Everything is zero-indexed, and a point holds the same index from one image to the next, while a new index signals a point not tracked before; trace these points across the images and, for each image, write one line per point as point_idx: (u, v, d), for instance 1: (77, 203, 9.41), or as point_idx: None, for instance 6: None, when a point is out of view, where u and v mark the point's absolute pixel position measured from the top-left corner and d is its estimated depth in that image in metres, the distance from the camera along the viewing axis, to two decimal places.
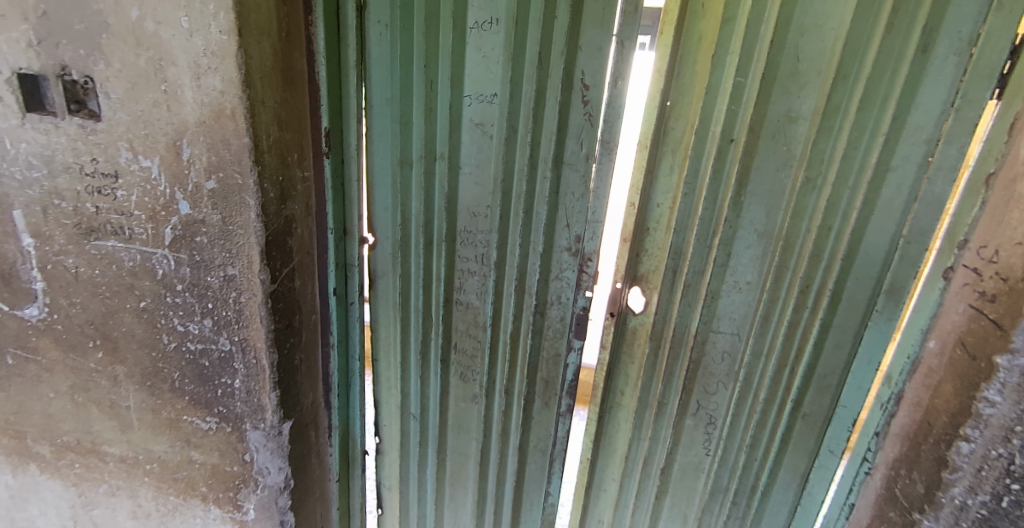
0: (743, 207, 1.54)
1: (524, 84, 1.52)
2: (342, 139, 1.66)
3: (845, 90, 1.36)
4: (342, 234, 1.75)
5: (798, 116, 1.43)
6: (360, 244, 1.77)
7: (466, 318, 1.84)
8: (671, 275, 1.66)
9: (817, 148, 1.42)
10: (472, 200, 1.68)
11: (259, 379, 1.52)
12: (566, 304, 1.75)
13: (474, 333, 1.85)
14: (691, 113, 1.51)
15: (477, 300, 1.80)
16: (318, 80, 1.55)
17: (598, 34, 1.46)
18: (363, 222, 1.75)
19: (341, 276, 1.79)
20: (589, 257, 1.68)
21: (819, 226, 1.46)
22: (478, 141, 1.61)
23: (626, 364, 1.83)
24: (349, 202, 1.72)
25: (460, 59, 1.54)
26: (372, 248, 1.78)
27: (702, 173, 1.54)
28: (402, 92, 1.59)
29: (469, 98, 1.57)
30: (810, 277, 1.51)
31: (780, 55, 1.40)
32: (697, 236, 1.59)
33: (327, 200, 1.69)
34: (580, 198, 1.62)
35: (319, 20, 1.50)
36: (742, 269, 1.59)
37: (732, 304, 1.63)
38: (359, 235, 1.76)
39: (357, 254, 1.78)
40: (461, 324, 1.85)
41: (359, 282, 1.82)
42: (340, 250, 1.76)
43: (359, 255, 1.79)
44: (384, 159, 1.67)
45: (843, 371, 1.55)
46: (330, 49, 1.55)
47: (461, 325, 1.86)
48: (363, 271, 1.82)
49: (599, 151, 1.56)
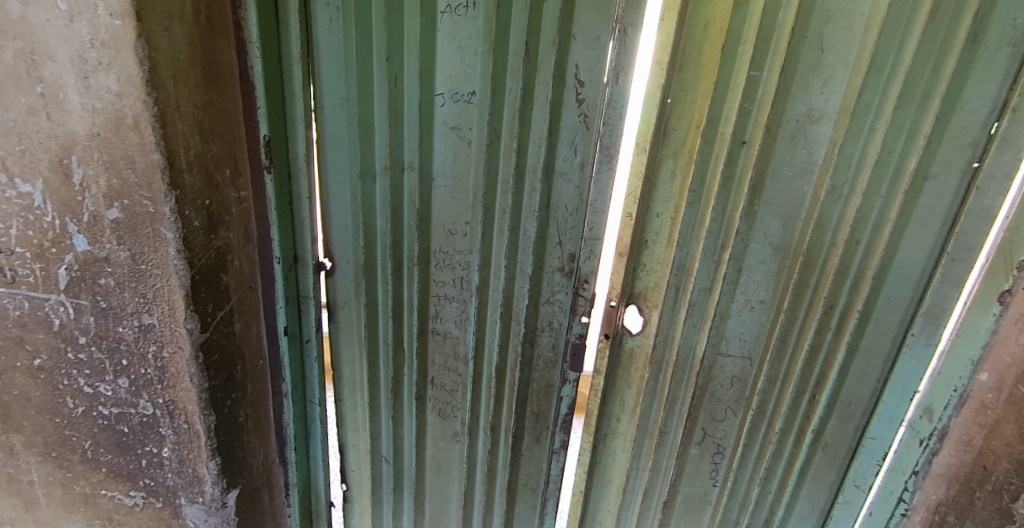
0: (756, 218, 1.35)
1: (508, 81, 1.28)
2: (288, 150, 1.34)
3: (877, 86, 1.19)
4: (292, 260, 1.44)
5: (821, 115, 1.24)
6: (316, 270, 1.48)
7: (444, 350, 1.61)
8: (674, 294, 1.46)
9: (843, 151, 1.25)
10: (448, 216, 1.43)
11: (193, 447, 1.24)
12: (559, 330, 1.54)
13: (454, 367, 1.62)
14: (698, 112, 1.30)
15: (457, 329, 1.57)
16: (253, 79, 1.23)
17: (594, 20, 1.23)
18: (319, 247, 1.46)
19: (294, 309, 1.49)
20: (585, 279, 1.48)
21: (846, 239, 1.29)
22: (453, 148, 1.36)
23: (621, 389, 1.62)
24: (301, 222, 1.41)
25: (430, 51, 1.26)
26: (330, 273, 1.49)
27: (709, 180, 1.33)
28: (359, 90, 1.28)
29: (442, 97, 1.31)
30: (835, 296, 1.34)
31: (801, 45, 1.21)
32: (704, 251, 1.40)
33: None
34: (575, 211, 1.41)
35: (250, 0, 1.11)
36: (755, 287, 1.41)
37: (743, 325, 1.45)
38: (315, 260, 1.46)
39: (312, 282, 1.48)
40: (438, 356, 1.62)
41: (315, 315, 1.52)
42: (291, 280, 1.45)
43: (313, 284, 1.49)
44: (341, 169, 1.36)
45: (870, 399, 1.38)
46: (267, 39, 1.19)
47: (437, 358, 1.62)
48: (320, 303, 1.52)
49: (598, 158, 1.35)
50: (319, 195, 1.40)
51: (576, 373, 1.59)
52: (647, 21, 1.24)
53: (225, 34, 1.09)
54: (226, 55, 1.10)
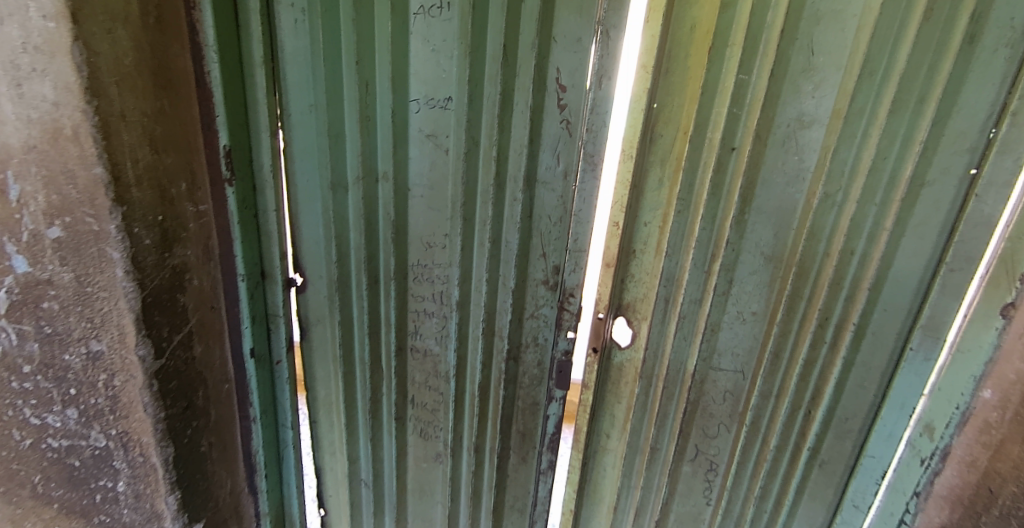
0: (746, 227, 1.30)
1: (486, 86, 1.21)
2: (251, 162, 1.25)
3: (870, 89, 1.14)
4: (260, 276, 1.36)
5: (813, 120, 1.19)
6: (286, 286, 1.39)
7: (424, 368, 1.53)
8: (663, 306, 1.40)
9: (836, 157, 1.20)
10: (426, 227, 1.36)
11: (150, 481, 1.15)
12: (544, 346, 1.48)
13: (435, 385, 1.55)
14: (686, 117, 1.24)
15: (438, 346, 1.50)
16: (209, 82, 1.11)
17: (576, 22, 1.17)
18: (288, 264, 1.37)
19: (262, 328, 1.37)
20: (571, 292, 1.41)
21: (841, 249, 1.24)
22: (429, 156, 1.29)
23: (611, 404, 1.56)
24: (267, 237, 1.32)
25: (403, 54, 1.19)
26: (301, 290, 1.41)
27: (698, 187, 1.28)
28: (328, 97, 1.20)
29: (416, 103, 1.23)
30: (829, 307, 1.28)
31: (791, 46, 1.16)
32: (693, 261, 1.34)
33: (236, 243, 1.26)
34: (559, 221, 1.34)
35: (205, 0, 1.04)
36: (747, 297, 1.36)
37: (735, 337, 1.40)
38: (284, 276, 1.38)
39: (280, 300, 1.40)
40: (418, 375, 1.54)
41: (286, 336, 1.45)
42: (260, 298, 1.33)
43: (283, 301, 1.39)
44: (310, 180, 1.28)
45: (868, 415, 1.33)
46: (223, 44, 1.09)
47: (418, 376, 1.54)
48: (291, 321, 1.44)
49: (581, 166, 1.29)
50: (287, 208, 1.31)
51: (563, 390, 1.51)
52: (631, 23, 1.18)
53: (177, 36, 1.02)
54: (180, 59, 1.04)
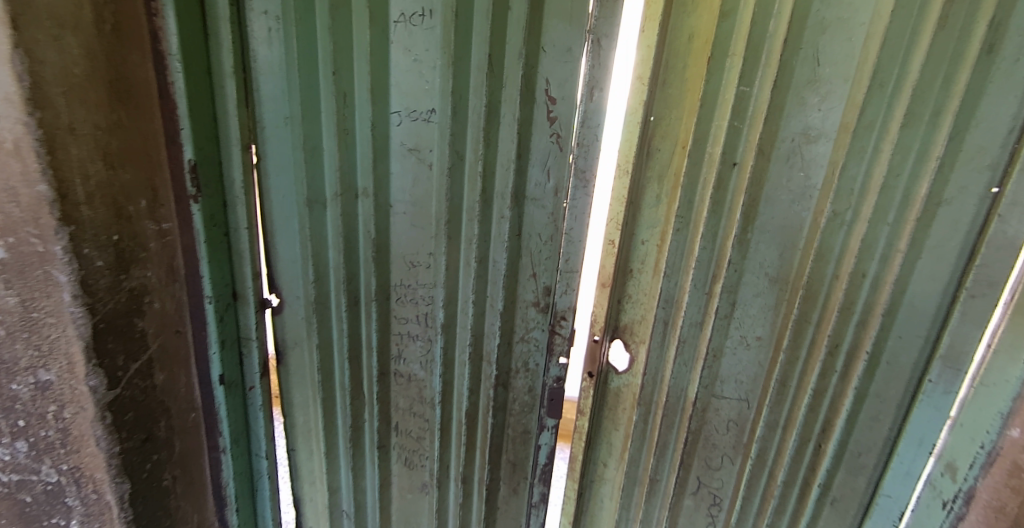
0: (749, 246, 1.24)
1: (471, 97, 1.14)
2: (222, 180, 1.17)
3: (881, 101, 1.07)
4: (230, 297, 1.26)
5: (819, 134, 1.13)
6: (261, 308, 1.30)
7: (408, 394, 1.45)
8: (662, 328, 1.37)
9: (845, 174, 1.13)
10: (409, 246, 1.29)
11: (104, 520, 1.07)
12: (535, 372, 1.39)
13: (420, 412, 1.46)
14: (684, 131, 1.20)
15: (423, 371, 1.41)
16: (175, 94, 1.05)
17: (566, 30, 1.10)
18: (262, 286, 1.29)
19: (232, 354, 1.25)
20: (562, 314, 1.33)
21: (851, 271, 1.16)
22: (412, 171, 1.22)
23: (608, 431, 1.54)
24: (238, 256, 1.23)
25: (383, 64, 1.12)
26: (276, 312, 1.33)
27: (697, 205, 1.24)
28: (304, 109, 1.14)
29: (398, 115, 1.17)
30: (840, 334, 1.20)
31: (795, 56, 1.10)
32: (693, 282, 1.30)
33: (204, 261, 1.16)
34: (549, 240, 1.27)
35: (168, 6, 1.00)
36: (750, 322, 1.30)
37: (738, 364, 1.34)
38: (258, 298, 1.29)
39: (255, 320, 1.28)
40: (403, 401, 1.46)
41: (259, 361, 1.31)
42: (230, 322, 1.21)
43: (256, 324, 1.28)
44: (285, 196, 1.21)
45: (883, 450, 1.25)
46: (186, 54, 1.04)
47: (402, 402, 1.46)
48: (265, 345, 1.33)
49: (572, 183, 1.21)
50: (262, 225, 1.24)
51: (555, 420, 1.43)
52: (627, 30, 1.11)
53: (138, 45, 0.99)
54: (139, 69, 0.99)
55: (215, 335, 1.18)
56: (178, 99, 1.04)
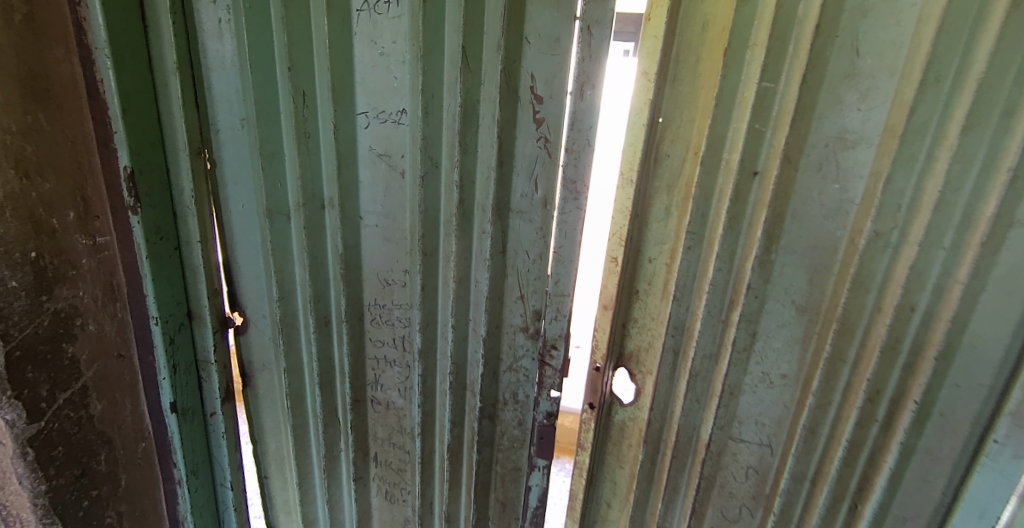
0: (773, 269, 1.09)
1: (444, 97, 1.01)
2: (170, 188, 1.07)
3: (936, 99, 0.89)
4: (188, 318, 1.15)
5: (858, 138, 0.97)
6: (219, 329, 1.18)
7: (387, 423, 1.32)
8: (672, 359, 1.24)
9: (890, 187, 0.95)
10: (382, 262, 1.16)
11: None
12: (524, 405, 1.24)
13: (400, 443, 1.33)
14: (697, 135, 1.08)
15: (402, 399, 1.28)
16: (107, 95, 0.97)
17: (551, 18, 0.95)
18: (224, 304, 1.18)
19: (189, 379, 1.18)
20: (553, 343, 1.17)
21: (896, 304, 0.98)
22: (382, 180, 1.09)
23: (612, 469, 1.41)
24: (192, 272, 1.12)
25: (346, 59, 1.01)
26: (240, 331, 1.21)
27: (713, 219, 1.10)
28: (258, 110, 1.02)
29: (365, 117, 1.05)
30: (882, 379, 1.03)
31: (829, 46, 0.95)
32: (707, 307, 1.16)
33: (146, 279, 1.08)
34: (537, 259, 1.11)
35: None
36: (774, 357, 1.15)
37: (759, 404, 1.19)
38: (218, 317, 1.17)
39: (212, 342, 1.17)
40: (381, 430, 1.33)
41: (221, 383, 1.20)
42: (183, 348, 1.15)
43: (213, 345, 1.17)
44: (244, 206, 1.10)
45: (933, 516, 1.07)
46: (118, 49, 0.95)
47: (380, 432, 1.33)
48: (228, 369, 1.21)
49: (561, 195, 1.04)
50: (217, 238, 1.13)
51: (546, 460, 1.27)
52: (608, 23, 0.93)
53: (60, 38, 0.93)
54: (62, 65, 0.94)
55: (162, 358, 1.12)
56: (109, 97, 0.97)
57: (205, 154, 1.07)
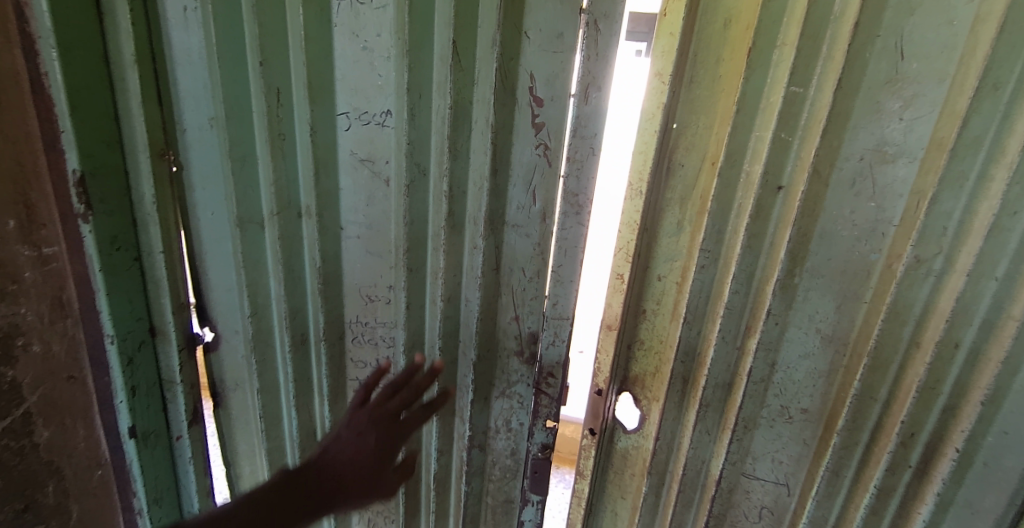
0: (796, 294, 0.99)
1: (434, 97, 0.94)
2: (127, 193, 1.00)
3: (992, 111, 0.78)
4: (151, 335, 1.10)
5: (898, 152, 0.86)
6: (185, 349, 1.12)
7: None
8: (681, 387, 1.14)
9: (935, 209, 0.84)
10: (366, 278, 1.08)
11: None
12: (518, 435, 1.16)
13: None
14: (714, 144, 0.98)
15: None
16: (53, 90, 0.89)
17: (553, 11, 0.87)
18: (191, 321, 1.12)
19: (152, 403, 1.13)
20: (551, 370, 1.09)
21: (937, 340, 0.88)
22: (366, 189, 1.03)
23: (614, 500, 1.31)
24: (156, 284, 1.06)
25: (326, 53, 0.94)
26: (211, 348, 1.15)
27: (730, 236, 1.00)
28: (228, 108, 0.96)
29: (345, 118, 0.99)
30: (917, 422, 0.92)
31: (870, 47, 0.84)
32: (722, 333, 1.05)
33: (100, 294, 1.01)
34: (535, 277, 1.03)
35: None
36: (795, 390, 1.04)
37: (777, 440, 1.09)
38: (184, 334, 1.12)
39: (178, 364, 1.12)
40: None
41: (187, 406, 1.15)
42: (145, 369, 1.10)
43: (179, 366, 1.12)
44: (215, 212, 1.04)
45: None
46: (64, 39, 0.87)
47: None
48: (195, 391, 1.16)
49: (561, 209, 0.97)
50: (184, 247, 1.08)
51: (540, 495, 1.20)
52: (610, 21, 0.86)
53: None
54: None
55: (119, 381, 1.07)
56: (55, 91, 0.89)
57: (168, 157, 1.01)
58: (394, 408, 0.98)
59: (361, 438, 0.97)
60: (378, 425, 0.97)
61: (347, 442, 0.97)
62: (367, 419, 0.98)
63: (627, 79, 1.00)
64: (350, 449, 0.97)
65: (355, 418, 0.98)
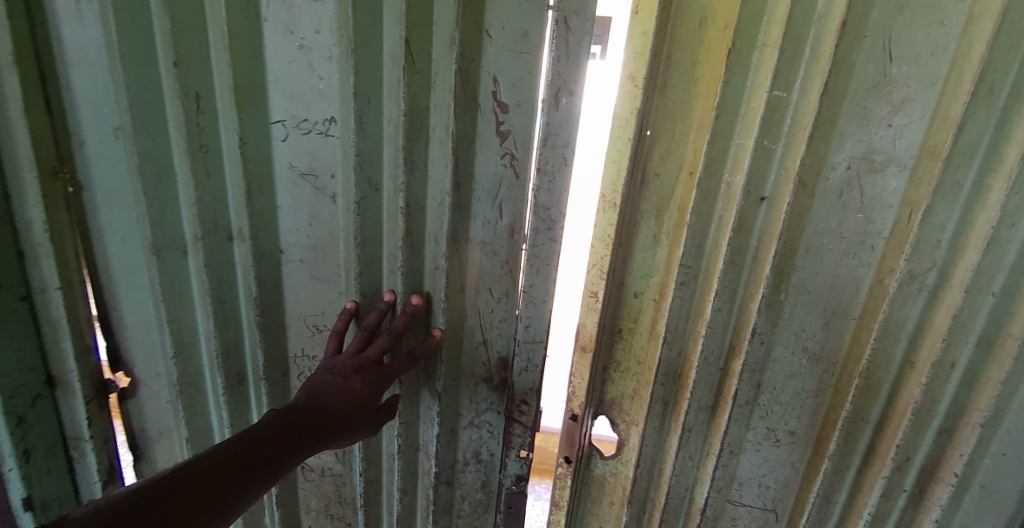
0: (783, 313, 0.93)
1: (385, 102, 0.85)
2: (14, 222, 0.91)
3: (988, 116, 0.74)
4: (52, 387, 1.01)
5: (888, 161, 0.81)
6: (94, 400, 1.04)
7: (322, 493, 1.20)
8: (660, 412, 1.05)
9: (930, 221, 0.79)
10: (310, 305, 1.01)
11: None
12: (489, 467, 1.10)
13: (339, 514, 1.21)
14: (691, 152, 0.91)
15: (340, 465, 1.15)
16: None
17: (517, 6, 0.80)
18: (95, 335, 1.03)
19: (56, 462, 1.05)
20: (524, 398, 1.01)
21: (933, 359, 0.83)
22: (308, 205, 0.94)
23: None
24: (52, 327, 0.98)
25: (256, 54, 0.85)
26: (126, 395, 1.08)
27: (711, 251, 0.93)
28: (136, 117, 0.87)
29: (282, 126, 0.90)
30: (912, 445, 0.88)
31: (857, 47, 0.78)
32: (705, 354, 0.98)
33: None
34: (503, 297, 0.97)
35: None
36: (781, 412, 0.99)
37: (764, 466, 1.03)
38: (94, 382, 1.04)
39: (84, 416, 1.04)
40: (315, 501, 1.21)
41: (100, 465, 1.09)
42: (45, 425, 1.02)
43: (88, 420, 1.05)
44: (127, 232, 0.97)
45: None
46: None
47: (314, 503, 1.21)
48: (109, 446, 1.09)
49: (530, 224, 0.88)
50: (84, 275, 0.99)
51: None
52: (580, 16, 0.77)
53: None
54: None
55: (11, 444, 0.98)
56: None
57: (63, 175, 0.92)
58: (374, 354, 0.94)
59: (346, 381, 0.92)
60: (362, 371, 0.93)
61: (332, 384, 0.92)
62: (351, 364, 0.93)
63: (594, 81, 0.93)
64: (337, 392, 0.91)
65: (338, 364, 0.94)
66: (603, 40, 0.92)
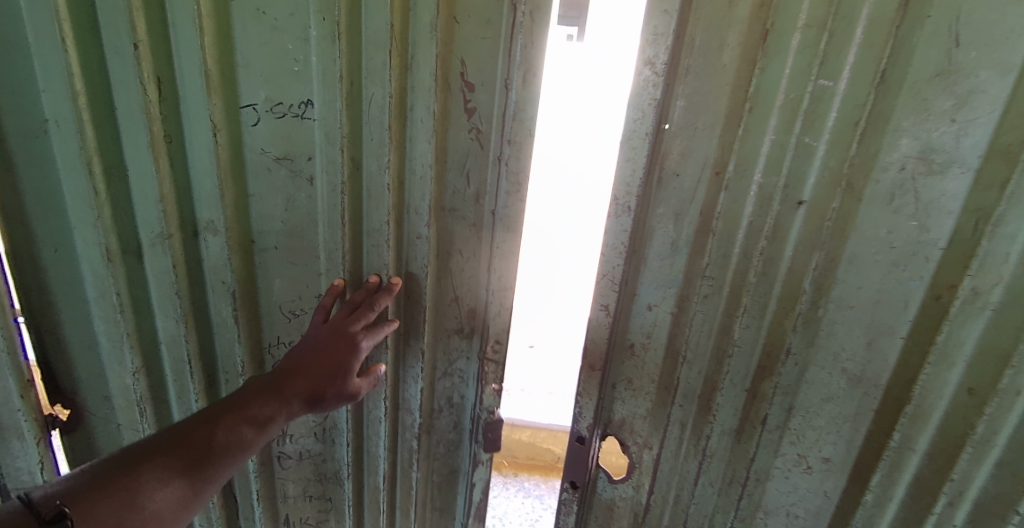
0: (820, 328, 0.82)
1: (371, 86, 0.75)
2: None
3: None
4: None
5: (949, 161, 0.69)
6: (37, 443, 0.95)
7: (299, 477, 1.09)
8: (679, 436, 0.97)
9: (999, 232, 0.69)
10: (286, 292, 0.91)
11: None
12: (463, 408, 1.00)
13: (319, 493, 1.10)
14: (719, 147, 0.80)
15: (319, 444, 1.05)
16: None
17: None
18: (22, 337, 0.90)
19: None
20: (496, 337, 0.93)
21: (996, 388, 0.74)
22: (281, 189, 0.83)
23: None
24: None
25: (224, 32, 0.74)
26: (71, 429, 0.99)
27: (739, 261, 0.83)
28: (81, 107, 0.76)
29: (253, 111, 0.78)
30: (967, 478, 0.79)
31: (918, 28, 0.67)
32: (732, 372, 0.89)
33: None
34: (471, 254, 0.88)
35: None
36: (817, 438, 0.88)
37: (794, 492, 0.93)
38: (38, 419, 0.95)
39: (28, 463, 0.95)
40: (293, 487, 1.10)
41: None
42: None
43: (38, 465, 0.96)
44: (59, 232, 0.84)
45: None
46: None
47: (291, 490, 1.10)
48: None
49: (500, 188, 0.82)
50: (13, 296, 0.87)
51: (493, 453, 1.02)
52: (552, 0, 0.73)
53: None
54: None
55: None
56: None
57: None
58: (355, 324, 0.84)
59: (329, 344, 0.83)
60: (342, 337, 0.83)
61: (314, 348, 0.83)
62: (332, 330, 0.83)
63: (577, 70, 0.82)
64: (318, 356, 0.83)
65: (320, 334, 0.84)
66: (578, 21, 0.79)
